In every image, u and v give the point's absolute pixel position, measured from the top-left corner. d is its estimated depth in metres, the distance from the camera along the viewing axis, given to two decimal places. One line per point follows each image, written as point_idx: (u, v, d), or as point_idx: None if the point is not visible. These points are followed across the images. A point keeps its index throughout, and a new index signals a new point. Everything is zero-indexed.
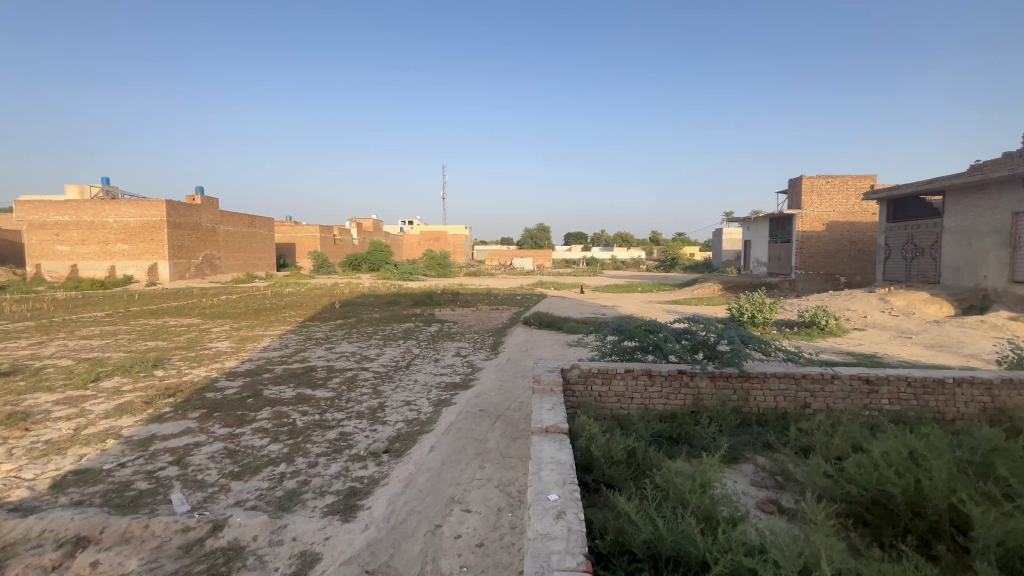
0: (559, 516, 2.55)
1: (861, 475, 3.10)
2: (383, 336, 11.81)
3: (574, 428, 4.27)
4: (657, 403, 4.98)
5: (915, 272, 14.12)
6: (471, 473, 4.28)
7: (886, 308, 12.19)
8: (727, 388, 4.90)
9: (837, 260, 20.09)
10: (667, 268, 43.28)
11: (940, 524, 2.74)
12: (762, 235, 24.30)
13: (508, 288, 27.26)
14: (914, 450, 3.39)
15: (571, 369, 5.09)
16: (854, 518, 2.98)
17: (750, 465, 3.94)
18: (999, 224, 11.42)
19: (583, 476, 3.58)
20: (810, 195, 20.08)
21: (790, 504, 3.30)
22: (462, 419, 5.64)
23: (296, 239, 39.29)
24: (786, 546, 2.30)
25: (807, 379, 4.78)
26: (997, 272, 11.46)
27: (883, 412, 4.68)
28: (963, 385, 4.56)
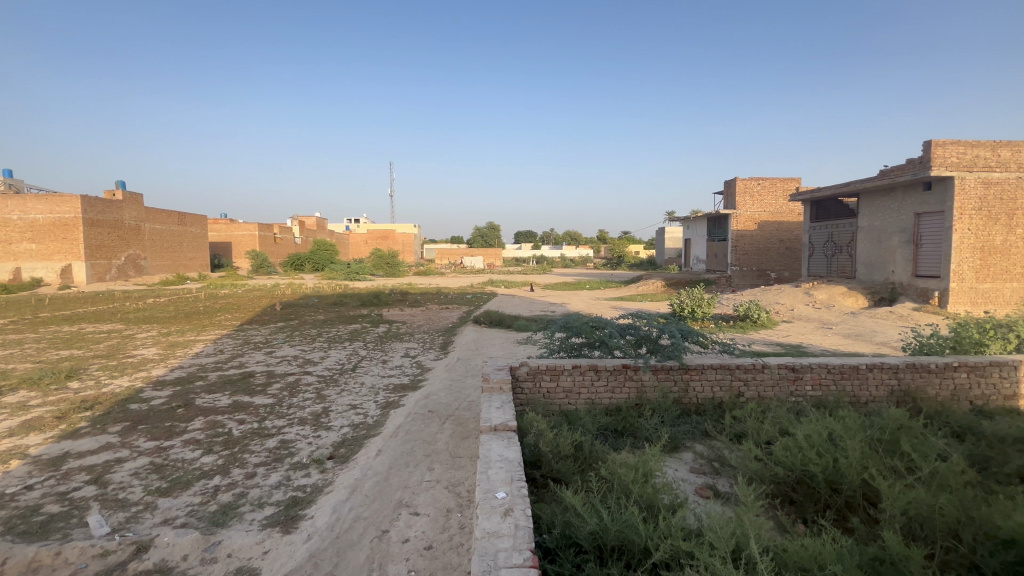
0: (506, 514, 2.56)
1: (788, 457, 3.33)
2: (327, 338, 11.38)
3: (522, 424, 4.31)
4: (603, 397, 5.12)
5: (834, 268, 15.34)
6: (420, 476, 4.21)
7: (810, 301, 13.20)
8: (668, 379, 5.12)
9: (768, 257, 21.47)
10: (614, 266, 44.52)
11: (855, 498, 2.99)
12: (701, 233, 25.53)
13: (458, 287, 27.12)
14: (832, 432, 3.68)
15: (520, 367, 5.12)
16: (782, 498, 3.19)
17: (689, 453, 4.14)
18: (904, 223, 12.64)
19: (532, 472, 3.62)
20: (744, 196, 21.31)
21: (725, 487, 3.50)
22: (411, 421, 5.54)
23: (232, 237, 37.11)
24: (719, 527, 2.43)
25: (740, 370, 5.09)
26: (904, 268, 12.65)
27: (807, 397, 5.05)
28: (874, 370, 5.00)
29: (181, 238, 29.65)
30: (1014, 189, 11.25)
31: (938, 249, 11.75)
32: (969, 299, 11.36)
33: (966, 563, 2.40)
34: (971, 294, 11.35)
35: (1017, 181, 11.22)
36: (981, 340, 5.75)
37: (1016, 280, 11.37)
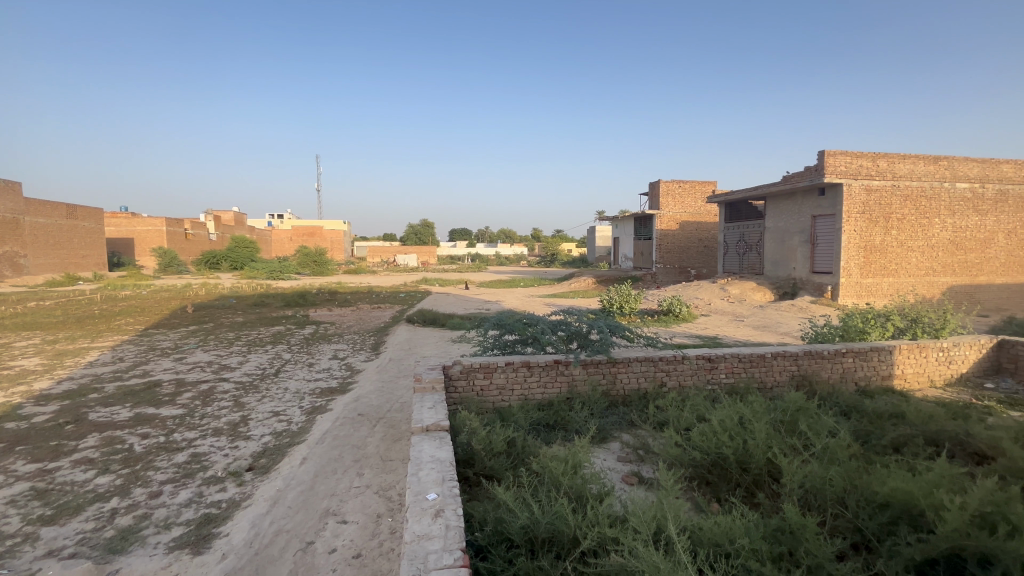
0: (437, 515, 2.52)
1: (704, 442, 3.57)
2: (246, 341, 10.62)
3: (455, 424, 4.27)
4: (535, 393, 5.20)
5: (745, 265, 16.66)
6: (348, 482, 4.05)
7: (725, 296, 14.27)
8: (597, 373, 5.31)
9: (688, 255, 22.88)
10: (547, 264, 45.44)
11: (761, 476, 3.27)
12: (628, 232, 26.71)
13: (390, 285, 26.42)
14: (743, 416, 4.00)
15: (453, 366, 5.09)
16: (699, 479, 3.41)
17: (617, 442, 4.32)
18: (803, 225, 14.01)
19: (464, 471, 3.61)
20: (667, 198, 22.58)
21: (649, 473, 3.68)
22: (339, 426, 5.31)
23: (133, 233, 33.58)
24: (643, 512, 2.56)
25: (662, 361, 5.38)
26: (804, 264, 14.00)
27: (722, 385, 5.45)
28: (778, 358, 5.50)
29: (70, 234, 26.37)
30: (890, 195, 12.81)
31: (831, 248, 13.14)
32: (855, 292, 12.82)
33: (851, 526, 2.70)
34: (857, 288, 12.81)
35: (893, 189, 12.80)
36: (865, 328, 6.52)
37: (893, 275, 12.98)
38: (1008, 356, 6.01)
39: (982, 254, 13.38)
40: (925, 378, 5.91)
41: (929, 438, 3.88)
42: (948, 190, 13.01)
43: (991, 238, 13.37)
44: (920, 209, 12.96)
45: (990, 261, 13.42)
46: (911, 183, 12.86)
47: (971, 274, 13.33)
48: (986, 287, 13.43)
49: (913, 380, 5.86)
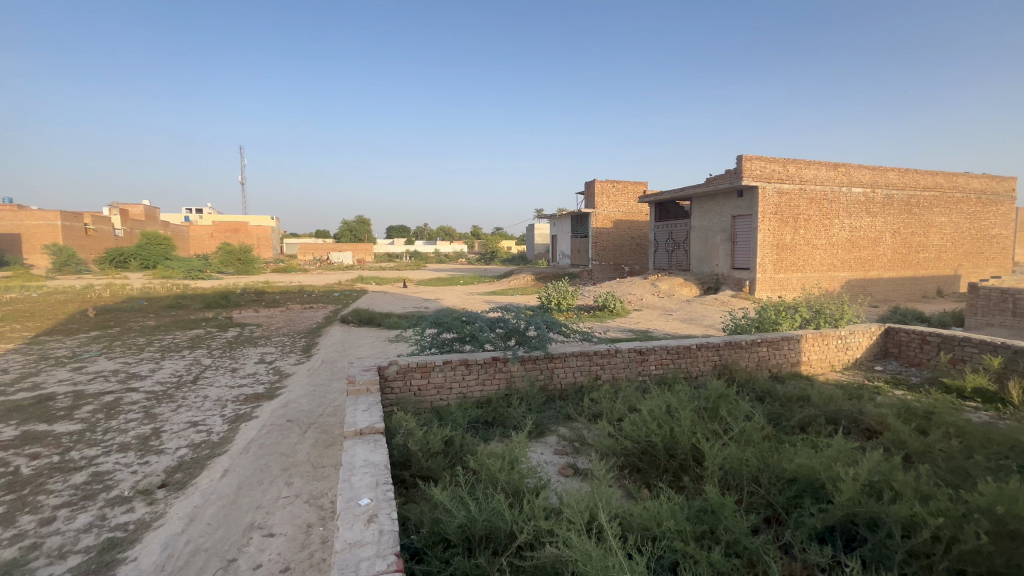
0: (370, 521, 2.44)
1: (635, 431, 3.73)
2: (159, 347, 9.73)
3: (391, 425, 4.17)
4: (474, 390, 5.19)
5: (674, 261, 17.58)
6: (275, 493, 3.83)
7: (655, 291, 14.99)
8: (535, 369, 5.40)
9: (622, 252, 23.80)
10: (487, 261, 45.52)
11: (687, 460, 3.47)
12: (566, 230, 27.33)
13: (324, 284, 25.36)
14: (670, 405, 4.23)
15: (389, 366, 4.96)
16: (630, 467, 3.56)
17: (554, 436, 4.41)
18: (724, 224, 15.01)
19: (401, 473, 3.53)
20: (601, 197, 23.34)
21: (584, 464, 3.79)
22: (265, 434, 5.02)
23: (20, 228, 29.73)
24: (576, 502, 2.63)
25: (597, 355, 5.56)
26: (725, 261, 14.99)
27: (652, 375, 5.72)
28: (702, 349, 5.87)
29: None
30: (798, 198, 14.04)
31: (749, 246, 14.16)
32: (770, 286, 13.92)
33: (765, 501, 2.92)
34: (771, 282, 13.92)
35: (800, 192, 14.03)
36: (777, 319, 7.10)
37: (801, 271, 14.23)
38: (894, 342, 6.79)
39: (873, 252, 15.01)
40: (827, 364, 6.54)
41: (830, 417, 4.30)
42: (845, 194, 14.47)
43: (880, 237, 15.03)
44: (823, 211, 14.31)
45: (880, 258, 15.08)
46: (815, 188, 14.16)
47: (865, 269, 14.92)
48: (876, 281, 15.09)
49: (818, 366, 6.47)
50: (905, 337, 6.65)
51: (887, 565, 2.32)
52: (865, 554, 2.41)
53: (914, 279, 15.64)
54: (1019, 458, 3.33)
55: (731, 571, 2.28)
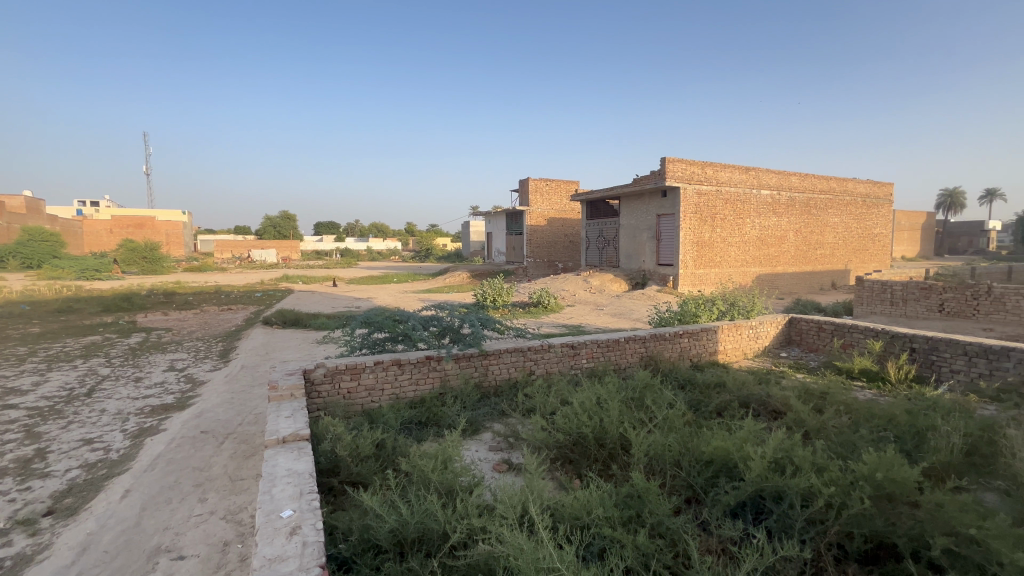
0: (292, 533, 2.31)
1: (567, 424, 3.82)
2: (45, 357, 8.61)
3: (317, 431, 3.97)
4: (407, 391, 5.07)
5: (605, 258, 18.23)
6: (186, 511, 3.52)
7: (587, 287, 15.47)
8: (470, 366, 5.37)
9: (555, 249, 24.32)
10: (422, 258, 44.78)
11: (615, 449, 3.60)
12: (501, 227, 27.46)
13: (244, 283, 23.65)
14: (599, 396, 4.38)
15: (315, 369, 4.71)
16: (563, 459, 3.65)
17: (488, 432, 4.42)
18: (650, 223, 15.79)
19: (328, 481, 3.38)
20: (535, 195, 23.71)
21: (517, 459, 3.83)
22: (175, 448, 4.59)
23: None
24: (509, 497, 2.65)
25: (531, 351, 5.64)
26: (651, 258, 15.77)
27: (584, 368, 5.89)
28: (630, 341, 6.14)
29: None
30: (715, 199, 15.07)
31: (672, 244, 15.00)
32: (691, 281, 14.84)
33: (685, 483, 3.11)
34: (692, 278, 14.84)
35: (717, 193, 15.07)
36: (696, 312, 7.59)
37: (718, 266, 15.30)
38: (796, 330, 7.49)
39: (779, 249, 16.47)
40: (740, 352, 7.09)
41: (742, 401, 4.67)
42: (755, 195, 15.75)
43: (785, 235, 16.52)
44: (736, 211, 15.47)
45: (785, 255, 16.58)
46: (730, 189, 15.27)
47: (772, 264, 16.33)
48: (782, 275, 16.57)
49: (733, 354, 6.99)
50: (805, 326, 7.36)
51: (789, 533, 2.55)
52: (771, 525, 2.63)
53: (812, 273, 17.37)
54: (894, 429, 3.80)
55: (654, 551, 2.40)
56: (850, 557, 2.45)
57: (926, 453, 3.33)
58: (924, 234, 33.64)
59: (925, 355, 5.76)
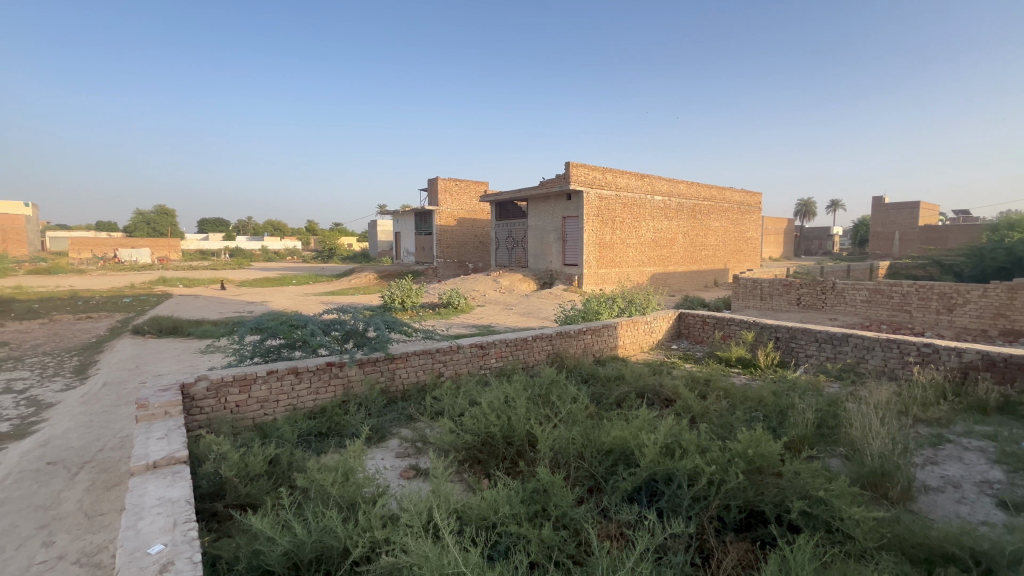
0: (163, 571, 2.03)
1: (475, 424, 3.81)
2: None
3: (197, 451, 3.55)
4: (306, 400, 4.73)
5: (514, 259, 18.58)
6: (23, 560, 2.95)
7: (497, 287, 15.64)
8: (375, 371, 5.15)
9: (465, 250, 24.29)
10: (325, 259, 42.30)
11: (523, 446, 3.66)
12: (409, 227, 26.79)
13: (108, 288, 20.53)
14: (508, 395, 4.44)
15: (196, 384, 4.22)
16: (471, 460, 3.64)
17: (395, 439, 4.28)
18: (556, 224, 16.38)
19: (211, 506, 3.04)
20: (444, 195, 23.45)
21: (425, 464, 3.74)
22: (10, 486, 3.84)
23: None
24: (416, 504, 2.58)
25: (439, 353, 5.56)
26: (557, 258, 16.37)
27: (493, 368, 5.94)
28: (537, 340, 6.31)
29: None
30: (614, 204, 16.05)
31: (577, 245, 15.69)
32: (595, 280, 15.63)
33: (588, 473, 3.25)
34: (595, 277, 15.64)
35: (616, 198, 16.06)
36: (598, 309, 8.01)
37: (618, 266, 16.31)
38: (684, 324, 8.22)
39: (670, 250, 17.96)
40: (638, 346, 7.61)
41: (639, 391, 5.02)
42: (649, 201, 17.02)
43: (675, 237, 18.05)
44: (633, 215, 16.60)
45: (675, 255, 18.12)
46: (627, 195, 16.35)
47: (664, 264, 17.76)
48: (673, 275, 18.09)
49: (631, 348, 7.48)
50: (693, 320, 8.09)
51: (678, 511, 2.78)
52: (663, 506, 2.85)
53: (698, 272, 19.18)
54: (762, 409, 4.32)
55: (559, 543, 2.48)
56: (727, 527, 2.73)
57: (788, 428, 3.84)
58: (786, 238, 38.74)
59: (787, 343, 6.62)
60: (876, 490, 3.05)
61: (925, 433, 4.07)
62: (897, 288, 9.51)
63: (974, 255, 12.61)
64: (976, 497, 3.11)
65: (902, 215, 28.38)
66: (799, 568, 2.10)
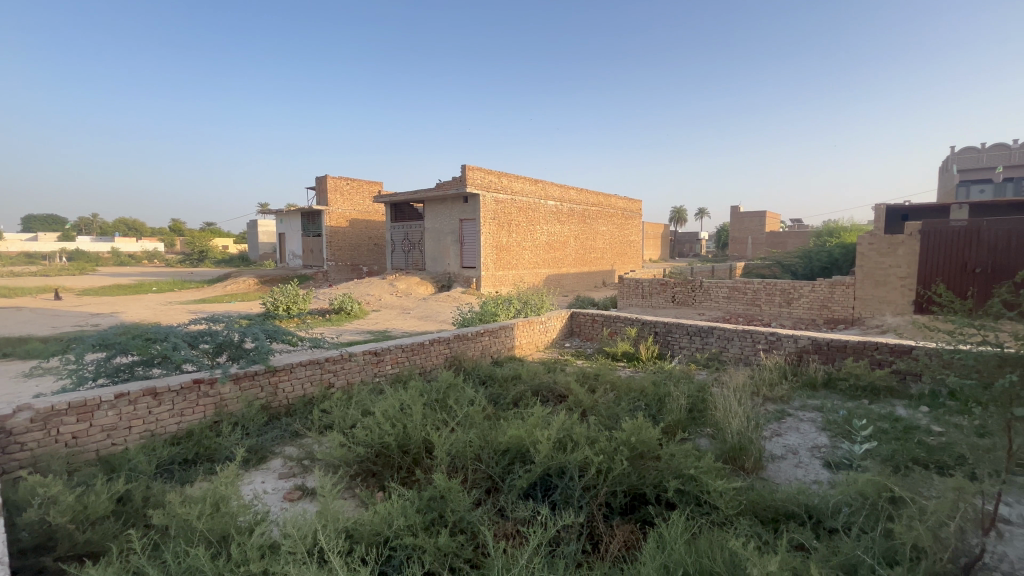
0: None
1: (368, 435, 3.61)
2: None
3: (16, 498, 2.91)
4: (167, 425, 4.14)
5: (410, 261, 18.14)
6: None
7: (393, 290, 15.15)
8: (253, 387, 4.66)
9: (358, 252, 23.17)
10: (194, 262, 37.64)
11: (419, 454, 3.55)
12: (295, 227, 24.84)
13: None
14: (403, 402, 4.29)
15: (15, 415, 3.47)
16: (365, 473, 3.47)
17: (278, 459, 3.92)
18: (453, 227, 16.30)
19: (38, 562, 2.51)
20: (334, 195, 22.11)
21: (312, 482, 3.47)
22: None
23: None
24: (300, 527, 2.38)
25: (328, 362, 5.22)
26: (455, 260, 16.32)
27: (388, 375, 5.73)
28: (434, 344, 6.22)
29: None
30: (510, 207, 16.41)
31: (474, 247, 15.77)
32: (492, 282, 15.84)
33: (486, 475, 3.25)
34: (493, 279, 15.86)
35: (511, 202, 16.44)
36: (495, 311, 8.13)
37: (515, 268, 16.71)
38: (576, 323, 8.66)
39: (562, 252, 18.85)
40: (534, 346, 7.85)
41: (535, 389, 5.18)
42: (542, 205, 17.69)
43: (566, 241, 18.99)
44: (528, 219, 17.13)
45: (567, 258, 19.07)
46: (522, 199, 16.83)
47: (557, 266, 18.61)
48: (566, 276, 19.01)
49: (527, 348, 7.70)
50: (583, 319, 8.57)
51: (570, 502, 2.91)
52: (556, 498, 2.96)
53: (588, 273, 20.38)
54: (644, 398, 4.71)
55: (455, 549, 2.46)
56: (614, 511, 2.92)
57: (665, 414, 4.23)
58: (662, 241, 42.76)
59: (664, 336, 7.30)
60: (735, 463, 3.49)
61: (772, 409, 4.74)
62: (750, 285, 10.99)
63: (805, 256, 15.03)
64: (810, 461, 3.69)
65: (753, 222, 32.85)
66: (672, 541, 2.31)
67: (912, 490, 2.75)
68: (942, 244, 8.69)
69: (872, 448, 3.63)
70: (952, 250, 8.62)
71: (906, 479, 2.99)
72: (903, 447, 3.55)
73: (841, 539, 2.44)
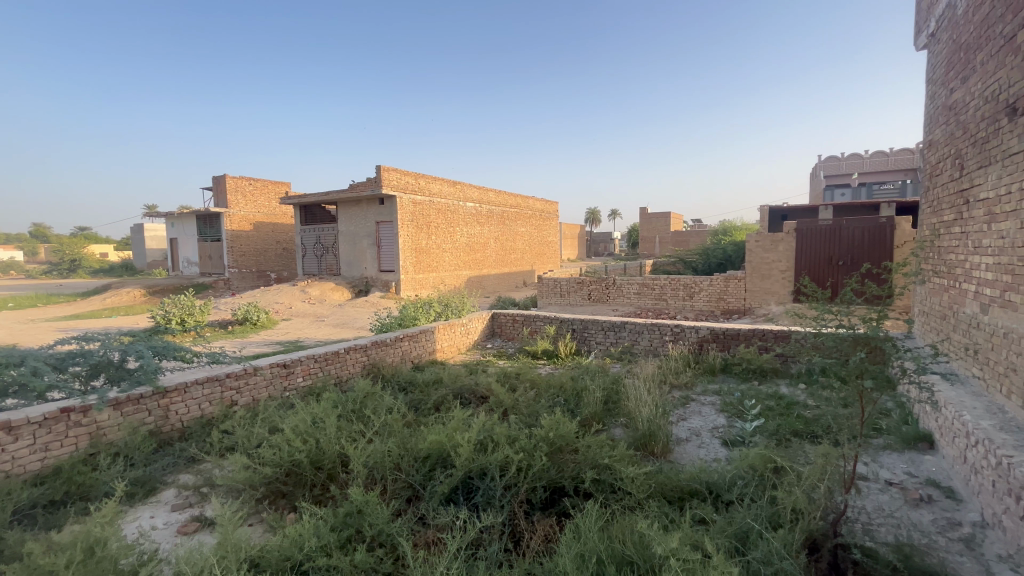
0: None
1: (276, 454, 3.36)
2: None
3: None
4: (27, 463, 3.55)
5: (323, 266, 17.21)
6: None
7: (305, 297, 14.29)
8: (138, 412, 4.16)
9: (265, 258, 21.56)
10: (64, 272, 32.84)
11: (334, 469, 3.37)
12: (189, 231, 22.51)
13: None
14: (315, 416, 4.05)
15: None
16: (274, 495, 3.24)
17: (171, 489, 3.55)
18: (370, 229, 15.70)
19: None
20: (234, 195, 20.26)
21: (212, 511, 3.17)
22: None
23: None
24: (196, 561, 2.17)
25: (230, 378, 4.80)
26: (373, 264, 15.74)
27: (299, 388, 5.38)
28: (350, 352, 5.96)
29: None
30: (427, 209, 16.17)
31: (393, 250, 15.34)
32: (412, 286, 15.52)
33: (407, 484, 3.17)
34: (413, 282, 15.53)
35: (429, 203, 16.20)
36: (415, 315, 7.97)
37: (435, 271, 16.50)
38: (497, 323, 8.73)
39: (482, 253, 18.93)
40: (456, 348, 7.81)
41: (456, 392, 5.15)
42: (460, 207, 17.62)
43: (486, 242, 19.11)
44: (447, 220, 16.98)
45: (487, 259, 19.20)
46: (440, 200, 16.66)
47: (478, 267, 18.66)
48: (487, 277, 19.11)
49: (449, 351, 7.62)
50: (504, 319, 8.67)
51: (492, 502, 2.92)
52: (477, 500, 2.96)
53: (509, 274, 20.63)
54: (562, 394, 4.85)
55: (374, 564, 2.39)
56: (535, 507, 2.97)
57: (582, 407, 4.40)
58: (579, 241, 44.58)
59: (581, 333, 7.60)
60: (645, 449, 3.72)
61: (678, 396, 5.11)
62: (657, 281, 11.78)
63: (704, 254, 16.42)
64: (710, 441, 4.03)
65: (660, 222, 35.26)
66: (588, 530, 2.42)
67: (791, 459, 3.11)
68: (814, 241, 9.89)
69: (760, 424, 4.05)
70: (821, 245, 9.84)
71: (787, 450, 3.38)
72: (785, 421, 4.01)
73: (735, 509, 2.68)
